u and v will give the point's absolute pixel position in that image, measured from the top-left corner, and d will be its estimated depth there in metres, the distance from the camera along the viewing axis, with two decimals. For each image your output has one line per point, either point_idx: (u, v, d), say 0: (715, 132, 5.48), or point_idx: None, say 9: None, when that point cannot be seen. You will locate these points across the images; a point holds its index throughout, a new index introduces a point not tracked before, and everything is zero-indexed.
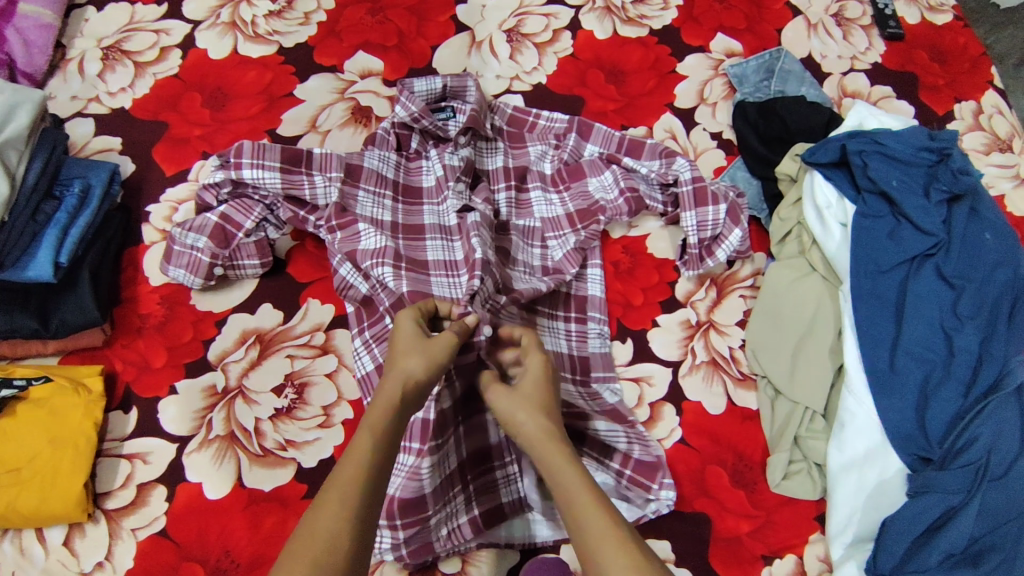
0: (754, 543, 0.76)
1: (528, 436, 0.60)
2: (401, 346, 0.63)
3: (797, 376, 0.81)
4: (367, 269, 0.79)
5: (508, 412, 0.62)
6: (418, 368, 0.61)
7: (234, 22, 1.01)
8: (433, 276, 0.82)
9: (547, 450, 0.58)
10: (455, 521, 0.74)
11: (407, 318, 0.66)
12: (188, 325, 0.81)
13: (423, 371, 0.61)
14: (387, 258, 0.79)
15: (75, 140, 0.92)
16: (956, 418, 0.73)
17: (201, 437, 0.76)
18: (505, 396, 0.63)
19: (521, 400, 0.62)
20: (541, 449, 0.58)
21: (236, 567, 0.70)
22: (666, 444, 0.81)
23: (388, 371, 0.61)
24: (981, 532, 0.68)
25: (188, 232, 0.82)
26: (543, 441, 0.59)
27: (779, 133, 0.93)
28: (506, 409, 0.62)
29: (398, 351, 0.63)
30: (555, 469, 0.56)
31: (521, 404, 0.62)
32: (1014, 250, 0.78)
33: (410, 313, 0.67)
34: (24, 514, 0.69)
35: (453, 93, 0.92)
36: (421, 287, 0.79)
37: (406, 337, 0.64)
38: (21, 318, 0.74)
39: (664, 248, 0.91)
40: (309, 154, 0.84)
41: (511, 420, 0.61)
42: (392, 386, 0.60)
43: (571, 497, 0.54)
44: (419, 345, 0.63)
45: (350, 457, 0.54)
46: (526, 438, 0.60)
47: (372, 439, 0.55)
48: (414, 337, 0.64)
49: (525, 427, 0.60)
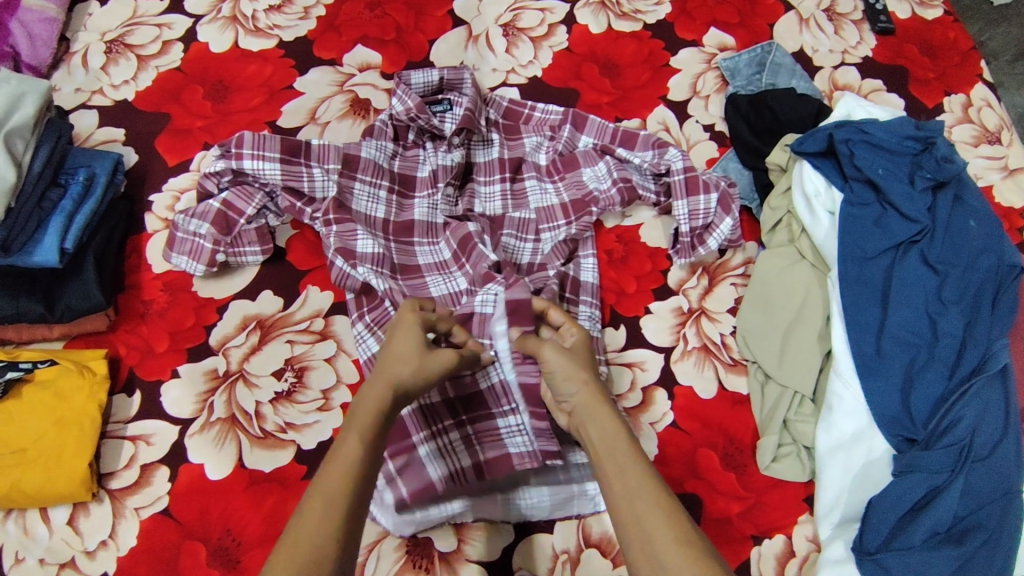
0: (743, 524, 0.78)
1: (581, 399, 0.65)
2: (400, 345, 0.63)
3: (786, 361, 0.82)
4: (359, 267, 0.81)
5: (564, 366, 0.66)
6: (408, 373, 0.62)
7: (235, 16, 1.03)
8: (429, 277, 0.86)
9: (599, 409, 0.63)
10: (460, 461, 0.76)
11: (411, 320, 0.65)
12: (190, 311, 0.83)
13: (412, 374, 0.62)
14: (384, 267, 0.83)
15: (79, 131, 0.94)
16: (941, 400, 0.75)
17: (203, 420, 0.78)
18: (558, 354, 0.66)
19: (576, 359, 0.67)
20: (595, 408, 0.63)
21: (238, 545, 0.72)
22: (658, 427, 0.83)
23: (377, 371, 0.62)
24: (966, 511, 0.70)
25: (191, 219, 0.84)
26: (597, 399, 0.64)
27: (769, 125, 0.95)
28: (559, 364, 0.66)
29: (392, 356, 0.63)
30: (607, 430, 0.62)
31: (575, 361, 0.66)
32: (998, 237, 0.80)
33: (412, 315, 0.66)
34: (29, 493, 0.71)
35: (449, 85, 0.95)
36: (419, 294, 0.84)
37: (405, 346, 0.63)
38: (27, 303, 0.76)
39: (657, 237, 0.93)
40: (307, 146, 0.87)
41: (567, 379, 0.65)
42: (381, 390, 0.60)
43: (621, 456, 0.59)
44: (414, 355, 0.63)
45: (342, 449, 0.55)
46: (580, 400, 0.65)
47: (365, 439, 0.56)
48: (412, 346, 0.63)
49: (581, 382, 0.65)
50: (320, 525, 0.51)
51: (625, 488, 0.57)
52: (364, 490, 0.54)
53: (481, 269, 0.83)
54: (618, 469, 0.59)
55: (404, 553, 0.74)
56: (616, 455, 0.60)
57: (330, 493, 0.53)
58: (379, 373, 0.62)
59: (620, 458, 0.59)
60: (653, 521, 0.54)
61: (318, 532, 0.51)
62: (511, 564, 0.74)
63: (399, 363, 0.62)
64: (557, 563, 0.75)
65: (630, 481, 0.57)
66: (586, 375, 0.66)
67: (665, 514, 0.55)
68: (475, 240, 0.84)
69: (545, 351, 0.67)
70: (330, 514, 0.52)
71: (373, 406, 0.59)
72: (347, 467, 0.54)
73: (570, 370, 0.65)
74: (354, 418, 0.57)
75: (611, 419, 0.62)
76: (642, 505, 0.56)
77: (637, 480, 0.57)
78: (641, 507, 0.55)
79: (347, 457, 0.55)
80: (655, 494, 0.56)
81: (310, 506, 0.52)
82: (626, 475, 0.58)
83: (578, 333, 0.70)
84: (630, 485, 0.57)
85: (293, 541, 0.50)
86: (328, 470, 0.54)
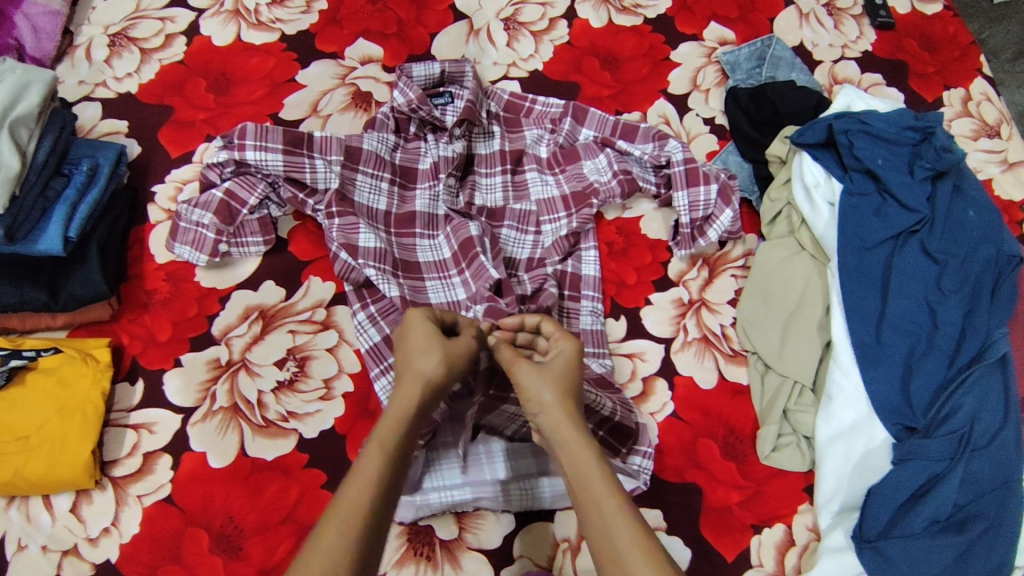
0: (743, 513, 0.78)
1: (549, 420, 0.64)
2: (417, 344, 0.67)
3: (786, 350, 0.83)
4: (361, 266, 0.81)
5: (534, 391, 0.65)
6: (433, 367, 0.65)
7: (238, 10, 1.03)
8: (428, 280, 0.86)
9: (571, 439, 0.62)
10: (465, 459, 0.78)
11: (419, 314, 0.69)
12: (192, 301, 0.84)
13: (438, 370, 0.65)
14: (386, 264, 0.82)
15: (83, 123, 0.95)
16: (940, 389, 0.75)
17: (205, 409, 0.78)
18: (531, 372, 0.66)
19: (548, 381, 0.66)
20: (569, 438, 0.62)
21: (240, 533, 0.72)
22: (658, 417, 0.83)
23: (405, 373, 0.65)
24: (966, 500, 0.71)
25: (194, 208, 0.84)
26: (569, 428, 0.63)
27: (769, 117, 0.96)
28: (531, 385, 0.66)
29: (415, 349, 0.66)
30: (579, 462, 0.61)
31: (549, 385, 0.65)
32: (995, 226, 0.80)
33: (421, 312, 0.70)
34: (32, 481, 0.72)
35: (450, 78, 0.96)
36: (417, 296, 0.84)
37: (423, 337, 0.67)
38: (31, 291, 0.77)
39: (657, 229, 0.93)
40: (310, 137, 0.86)
41: (537, 399, 0.65)
42: (408, 390, 0.63)
43: (598, 493, 0.58)
44: (431, 345, 0.66)
45: (362, 469, 0.56)
46: (549, 421, 0.64)
47: (382, 461, 0.57)
48: (430, 336, 0.67)
49: (552, 410, 0.64)
50: (328, 553, 0.51)
51: (601, 529, 0.56)
52: (381, 511, 0.55)
53: (481, 290, 0.83)
54: (595, 505, 0.58)
55: (405, 540, 0.74)
56: (592, 488, 0.59)
57: (345, 518, 0.53)
58: (406, 369, 0.65)
59: (594, 486, 0.59)
60: (633, 563, 0.53)
61: (338, 538, 0.52)
62: (511, 552, 0.75)
63: (422, 356, 0.65)
64: (558, 550, 0.75)
65: (605, 519, 0.57)
66: (558, 401, 0.64)
67: (641, 551, 0.54)
68: (476, 245, 0.85)
69: (517, 369, 0.67)
70: (343, 540, 0.52)
71: (404, 403, 0.62)
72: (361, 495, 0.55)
73: (540, 396, 0.65)
74: (377, 432, 0.59)
75: (584, 451, 0.61)
76: (617, 535, 0.55)
77: (610, 510, 0.57)
78: (618, 546, 0.55)
79: (365, 481, 0.56)
80: (636, 534, 0.55)
81: (323, 536, 0.52)
82: (603, 511, 0.57)
83: (565, 345, 0.69)
84: (605, 523, 0.56)
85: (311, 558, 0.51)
86: (347, 488, 0.55)
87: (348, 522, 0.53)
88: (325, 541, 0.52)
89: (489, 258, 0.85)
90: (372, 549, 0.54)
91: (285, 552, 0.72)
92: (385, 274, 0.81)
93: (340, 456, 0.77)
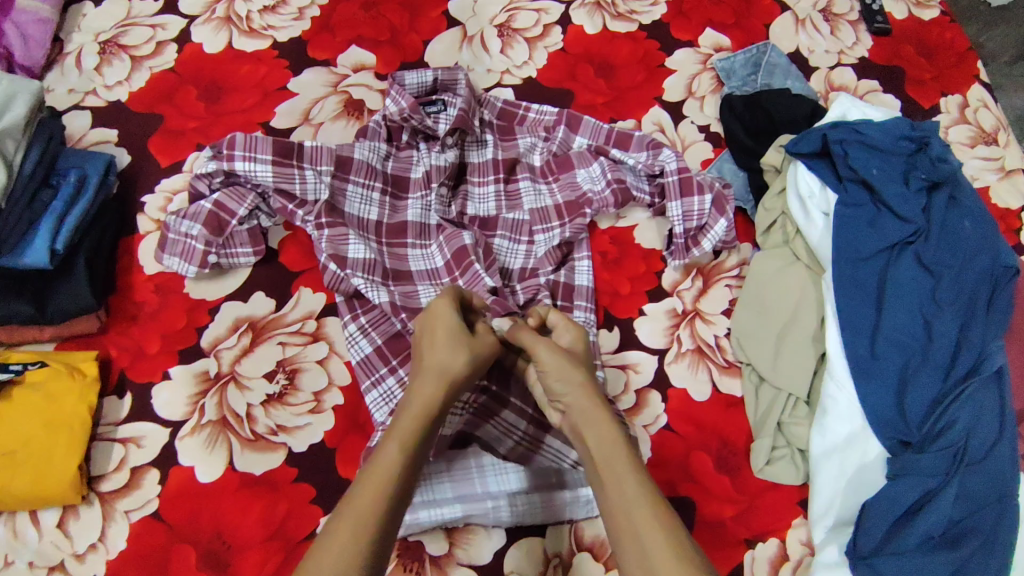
0: (737, 527, 0.77)
1: (575, 397, 0.64)
2: (441, 337, 0.66)
3: (780, 362, 0.82)
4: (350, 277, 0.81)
5: (557, 368, 0.66)
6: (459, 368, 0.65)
7: (229, 17, 1.02)
8: (421, 287, 0.85)
9: (597, 419, 0.62)
10: (454, 473, 0.78)
11: (449, 305, 0.69)
12: (181, 313, 0.83)
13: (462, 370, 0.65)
14: (375, 274, 0.82)
15: (72, 132, 0.94)
16: (935, 402, 0.74)
17: (193, 423, 0.77)
18: (553, 351, 0.67)
19: (573, 362, 0.67)
20: (595, 415, 0.63)
21: (228, 549, 0.72)
22: (651, 430, 0.82)
23: (425, 367, 0.65)
24: (961, 515, 0.70)
25: (183, 220, 0.84)
26: (598, 408, 0.63)
27: (764, 125, 0.95)
28: (556, 364, 0.66)
29: (441, 343, 0.66)
30: (606, 440, 0.61)
31: (573, 363, 0.66)
32: (992, 238, 0.79)
33: (455, 300, 0.70)
34: (18, 496, 0.71)
35: (443, 86, 0.94)
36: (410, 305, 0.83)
37: (450, 331, 0.67)
38: (18, 304, 0.76)
39: (651, 238, 0.92)
40: (300, 147, 0.85)
41: (563, 375, 0.66)
42: (432, 386, 0.63)
43: (619, 470, 0.58)
44: (457, 340, 0.66)
45: (382, 464, 0.56)
46: (574, 399, 0.64)
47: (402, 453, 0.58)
48: (454, 329, 0.67)
49: (574, 388, 0.65)
50: (349, 541, 0.51)
51: (621, 504, 0.56)
52: (398, 505, 0.55)
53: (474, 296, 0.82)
54: (614, 483, 0.57)
55: (395, 556, 0.74)
56: (613, 466, 0.59)
57: (363, 508, 0.53)
58: (428, 365, 0.65)
59: (618, 465, 0.58)
60: (651, 537, 0.53)
61: (360, 524, 0.52)
62: (502, 568, 0.74)
63: (449, 351, 0.65)
64: (549, 566, 0.74)
65: (626, 491, 0.56)
66: (583, 379, 0.65)
67: (660, 527, 0.53)
68: (469, 254, 0.84)
69: (536, 346, 0.68)
70: (363, 527, 0.52)
71: (425, 399, 0.62)
72: (385, 482, 0.55)
73: (568, 373, 0.65)
74: (396, 427, 0.59)
75: (608, 428, 0.61)
76: (638, 512, 0.55)
77: (631, 488, 0.56)
78: (637, 519, 0.54)
79: (385, 474, 0.56)
80: (654, 511, 0.55)
81: (343, 523, 0.52)
82: (625, 486, 0.57)
83: (571, 332, 0.72)
84: (625, 498, 0.56)
85: (330, 545, 0.50)
86: (368, 479, 0.55)
87: (365, 509, 0.53)
88: (344, 528, 0.52)
89: (483, 266, 0.85)
90: (389, 534, 0.54)
91: (274, 568, 0.71)
92: (374, 284, 0.81)
93: (330, 470, 0.76)
